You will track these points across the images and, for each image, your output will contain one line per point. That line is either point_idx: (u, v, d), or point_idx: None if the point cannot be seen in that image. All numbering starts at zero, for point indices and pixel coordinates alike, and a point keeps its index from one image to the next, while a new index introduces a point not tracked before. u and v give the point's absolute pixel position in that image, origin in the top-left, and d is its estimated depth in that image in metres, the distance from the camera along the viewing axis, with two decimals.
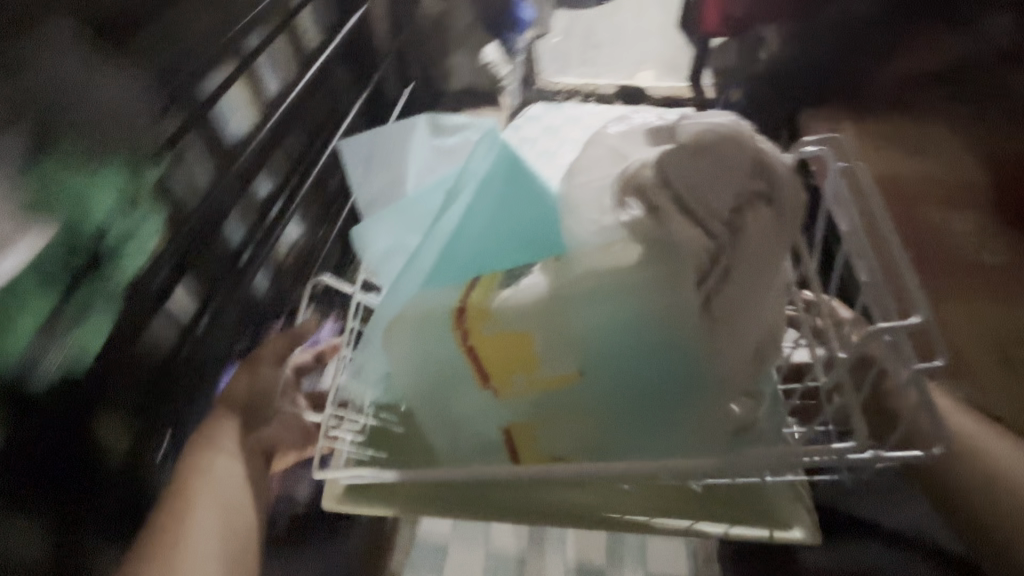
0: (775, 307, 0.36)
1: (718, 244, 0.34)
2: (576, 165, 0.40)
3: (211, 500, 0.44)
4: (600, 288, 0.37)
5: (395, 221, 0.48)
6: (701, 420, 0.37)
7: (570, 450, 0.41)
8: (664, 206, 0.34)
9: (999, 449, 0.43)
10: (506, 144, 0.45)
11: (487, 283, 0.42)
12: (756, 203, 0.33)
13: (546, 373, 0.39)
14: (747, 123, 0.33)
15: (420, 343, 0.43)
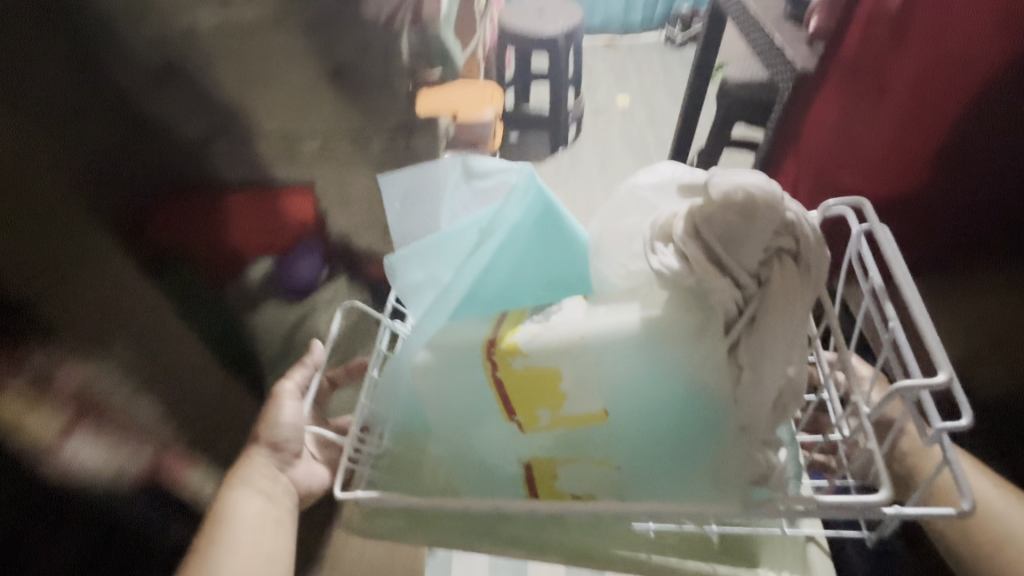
0: (798, 361, 0.37)
1: (746, 294, 0.35)
2: (611, 212, 0.43)
3: (235, 543, 0.41)
4: (628, 332, 0.38)
5: (427, 256, 0.50)
6: (720, 468, 0.38)
7: (591, 488, 0.42)
8: (696, 256, 0.35)
9: (1018, 521, 0.42)
10: (541, 193, 0.47)
11: (519, 318, 0.43)
12: (783, 260, 0.35)
13: (573, 411, 0.40)
14: (775, 183, 0.35)
15: (448, 375, 0.44)
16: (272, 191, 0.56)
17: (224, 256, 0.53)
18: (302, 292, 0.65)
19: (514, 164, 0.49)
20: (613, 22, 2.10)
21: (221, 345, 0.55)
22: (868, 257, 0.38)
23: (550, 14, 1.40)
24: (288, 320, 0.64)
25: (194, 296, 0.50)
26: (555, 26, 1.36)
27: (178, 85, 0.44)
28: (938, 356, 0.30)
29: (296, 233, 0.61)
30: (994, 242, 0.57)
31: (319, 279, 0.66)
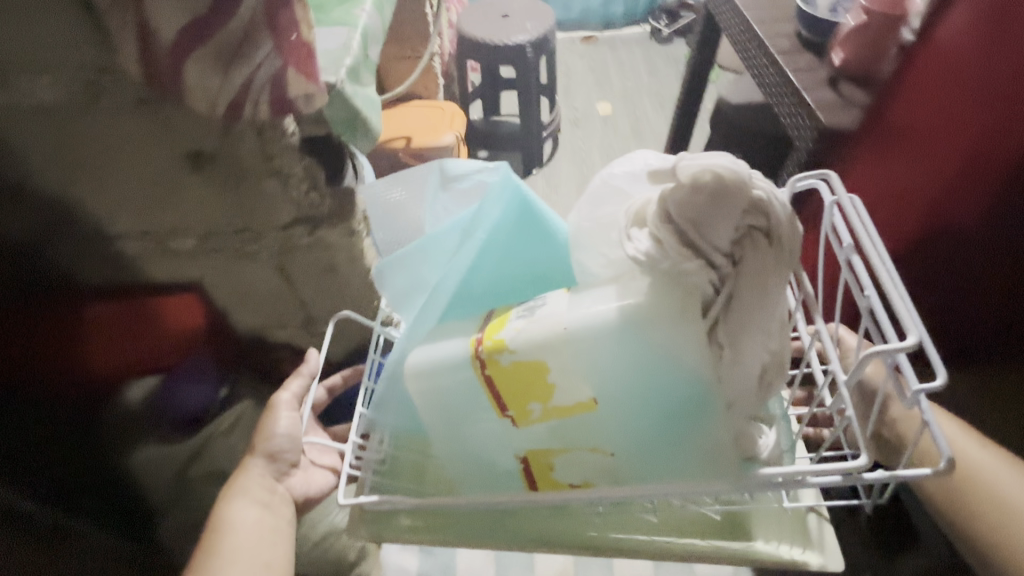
0: (780, 334, 0.37)
1: (721, 274, 0.36)
2: (587, 201, 0.43)
3: (237, 551, 0.41)
4: (609, 320, 0.39)
5: (410, 262, 0.51)
6: (712, 447, 0.39)
7: (586, 476, 0.43)
8: (670, 238, 0.36)
9: (1008, 484, 0.42)
10: (518, 190, 0.47)
11: (505, 314, 0.43)
12: (756, 237, 0.35)
13: (563, 402, 0.41)
14: (743, 162, 0.35)
15: (438, 377, 0.45)
16: (143, 296, 0.66)
17: (100, 369, 0.65)
18: (188, 420, 0.72)
19: (488, 164, 0.50)
20: (592, 19, 2.06)
21: (55, 475, 0.63)
22: (842, 228, 0.38)
23: (516, 20, 1.34)
24: (184, 451, 0.70)
25: (75, 417, 0.64)
26: (522, 36, 1.30)
27: (26, 206, 0.54)
28: (909, 322, 0.30)
29: (178, 343, 0.69)
30: (999, 282, 0.58)
31: (213, 400, 0.74)
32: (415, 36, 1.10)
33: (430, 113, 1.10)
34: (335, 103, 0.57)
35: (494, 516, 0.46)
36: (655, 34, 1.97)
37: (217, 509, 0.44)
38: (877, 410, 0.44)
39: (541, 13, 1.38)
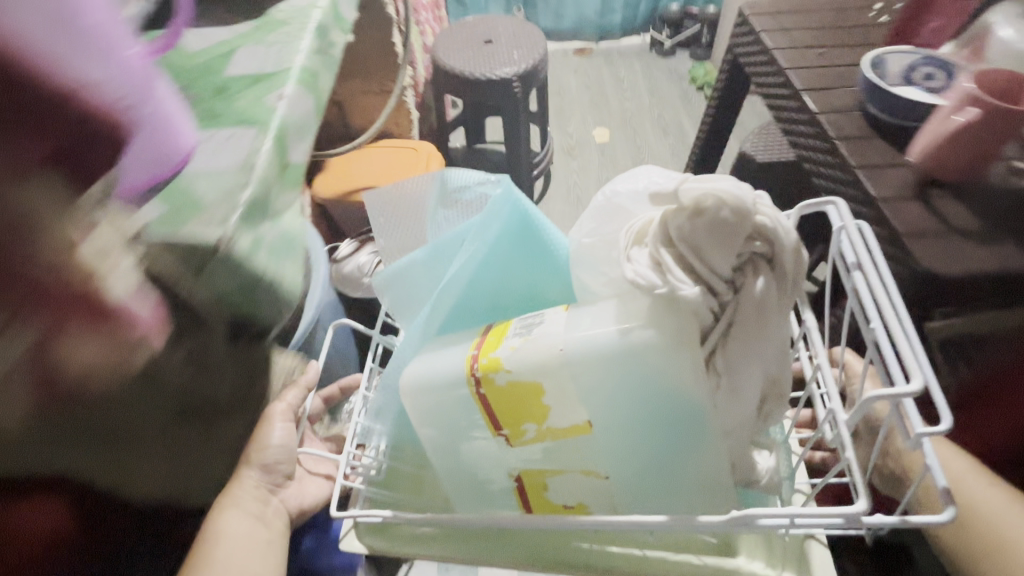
0: (781, 361, 0.36)
1: (721, 300, 0.35)
2: (590, 217, 0.42)
3: (225, 562, 0.41)
4: (607, 343, 0.38)
5: (413, 272, 0.51)
6: (707, 473, 0.38)
7: (580, 498, 0.42)
8: (670, 262, 0.35)
9: (1015, 523, 0.41)
10: (520, 205, 0.46)
11: (503, 331, 0.43)
12: (758, 263, 0.34)
13: (558, 424, 0.40)
14: (748, 186, 0.34)
15: (433, 392, 0.44)
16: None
17: None
18: None
19: (491, 176, 0.49)
20: (587, 29, 2.03)
21: None
22: (848, 256, 0.37)
23: (501, 46, 1.26)
24: None
25: None
26: (509, 68, 1.21)
27: None
28: (914, 363, 0.29)
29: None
30: None
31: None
32: (377, 68, 1.09)
33: (397, 156, 1.08)
34: (219, 276, 0.40)
35: (487, 533, 0.46)
36: (656, 45, 1.97)
37: (208, 518, 0.44)
38: (880, 442, 0.43)
39: (529, 39, 1.28)
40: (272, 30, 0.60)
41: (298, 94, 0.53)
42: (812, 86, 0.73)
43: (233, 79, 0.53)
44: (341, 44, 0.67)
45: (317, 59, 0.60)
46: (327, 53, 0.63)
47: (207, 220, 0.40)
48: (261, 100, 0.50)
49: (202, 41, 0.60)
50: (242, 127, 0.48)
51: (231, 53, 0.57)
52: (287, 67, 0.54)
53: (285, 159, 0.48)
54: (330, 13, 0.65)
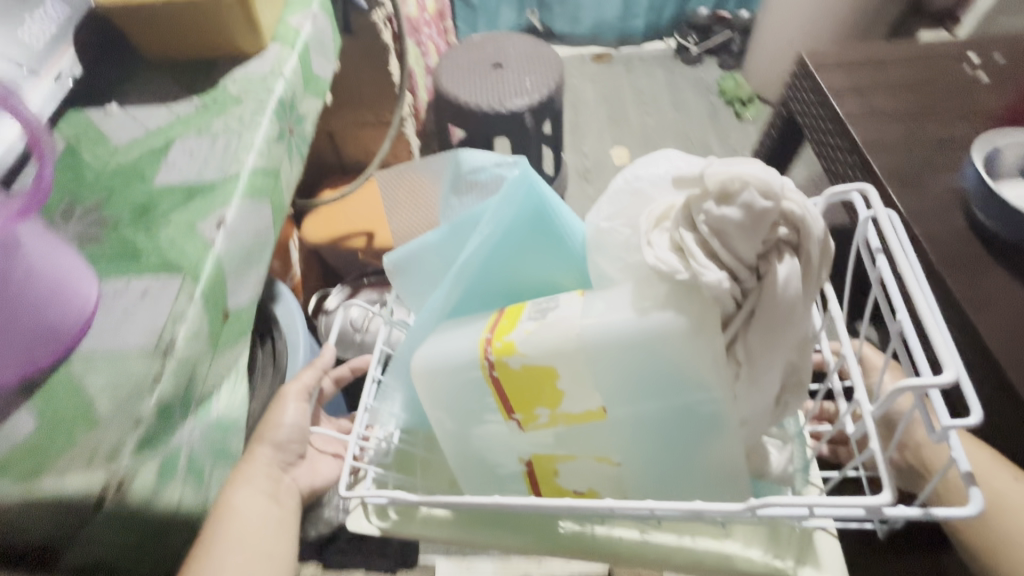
0: (803, 352, 0.36)
1: (745, 286, 0.34)
2: (609, 200, 0.41)
3: (236, 536, 0.41)
4: (625, 329, 0.37)
5: (426, 253, 0.51)
6: (721, 463, 0.38)
7: (592, 484, 0.42)
8: (692, 247, 0.34)
9: None
10: (536, 188, 0.45)
11: (516, 314, 0.42)
12: (784, 249, 0.34)
13: (571, 409, 0.40)
14: (775, 170, 0.34)
15: (444, 373, 0.44)
16: None
17: None
18: None
19: (507, 157, 0.48)
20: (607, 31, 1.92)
21: None
22: (876, 245, 0.36)
23: (511, 73, 1.18)
24: None
25: None
26: (520, 99, 1.13)
27: None
28: (945, 354, 0.29)
29: None
30: None
31: None
32: (368, 97, 1.02)
33: None
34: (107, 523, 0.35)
35: (497, 516, 0.45)
36: (683, 49, 1.86)
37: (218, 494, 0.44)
38: (903, 437, 0.43)
39: (541, 66, 1.19)
40: (219, 112, 0.54)
41: (244, 212, 0.48)
42: (863, 115, 0.76)
43: (161, 192, 0.48)
44: (310, 131, 0.63)
45: (279, 158, 0.55)
46: (295, 136, 0.59)
47: (99, 439, 0.35)
48: (197, 223, 0.45)
49: (126, 131, 0.54)
50: (162, 274, 0.42)
51: (164, 147, 0.51)
52: (235, 174, 0.49)
53: (221, 310, 0.44)
54: (297, 82, 0.60)
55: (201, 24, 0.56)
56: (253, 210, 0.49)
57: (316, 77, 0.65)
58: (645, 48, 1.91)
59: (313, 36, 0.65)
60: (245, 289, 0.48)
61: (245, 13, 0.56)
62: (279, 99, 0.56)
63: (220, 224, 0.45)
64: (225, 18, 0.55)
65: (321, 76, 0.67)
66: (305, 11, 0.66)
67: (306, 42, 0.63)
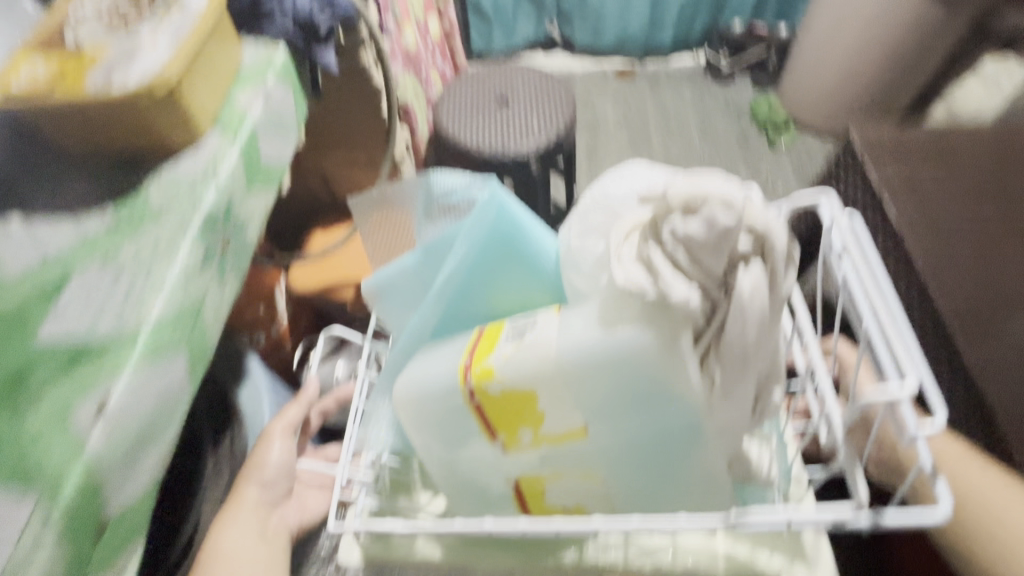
0: (775, 360, 0.36)
1: (713, 300, 0.34)
2: (579, 218, 0.42)
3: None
4: (601, 348, 0.38)
5: (404, 278, 0.51)
6: (706, 472, 0.38)
7: (579, 502, 0.42)
8: (660, 265, 0.34)
9: (1016, 511, 0.41)
10: (507, 210, 0.45)
11: (495, 336, 0.42)
12: (750, 262, 0.34)
13: (553, 430, 0.40)
14: (736, 186, 0.34)
15: (426, 400, 0.44)
16: None
17: None
18: None
19: (477, 179, 0.48)
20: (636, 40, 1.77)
21: None
22: (840, 250, 0.37)
23: (519, 110, 1.10)
24: None
25: None
26: (528, 140, 1.04)
27: None
28: (909, 364, 0.29)
29: None
30: None
31: None
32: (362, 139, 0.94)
33: None
34: None
35: (489, 540, 0.46)
36: (712, 69, 1.75)
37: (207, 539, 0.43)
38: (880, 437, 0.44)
39: (552, 103, 1.11)
40: (134, 232, 0.48)
41: (137, 385, 0.41)
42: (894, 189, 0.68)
43: (38, 353, 0.41)
44: (254, 237, 0.58)
45: (198, 292, 0.48)
46: (230, 249, 0.53)
47: None
48: (73, 407, 0.39)
49: (20, 257, 0.46)
50: (12, 489, 0.36)
51: (62, 284, 0.45)
52: (134, 334, 0.42)
53: (95, 520, 0.39)
54: (233, 185, 0.53)
55: (127, 124, 0.49)
56: (155, 372, 0.43)
57: (265, 167, 0.59)
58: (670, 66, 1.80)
59: (265, 119, 0.59)
60: (144, 469, 0.43)
61: (177, 111, 0.50)
62: (206, 215, 0.49)
63: (99, 413, 0.39)
64: (151, 118, 0.49)
65: (276, 163, 0.62)
66: (247, 92, 0.59)
67: (252, 129, 0.57)
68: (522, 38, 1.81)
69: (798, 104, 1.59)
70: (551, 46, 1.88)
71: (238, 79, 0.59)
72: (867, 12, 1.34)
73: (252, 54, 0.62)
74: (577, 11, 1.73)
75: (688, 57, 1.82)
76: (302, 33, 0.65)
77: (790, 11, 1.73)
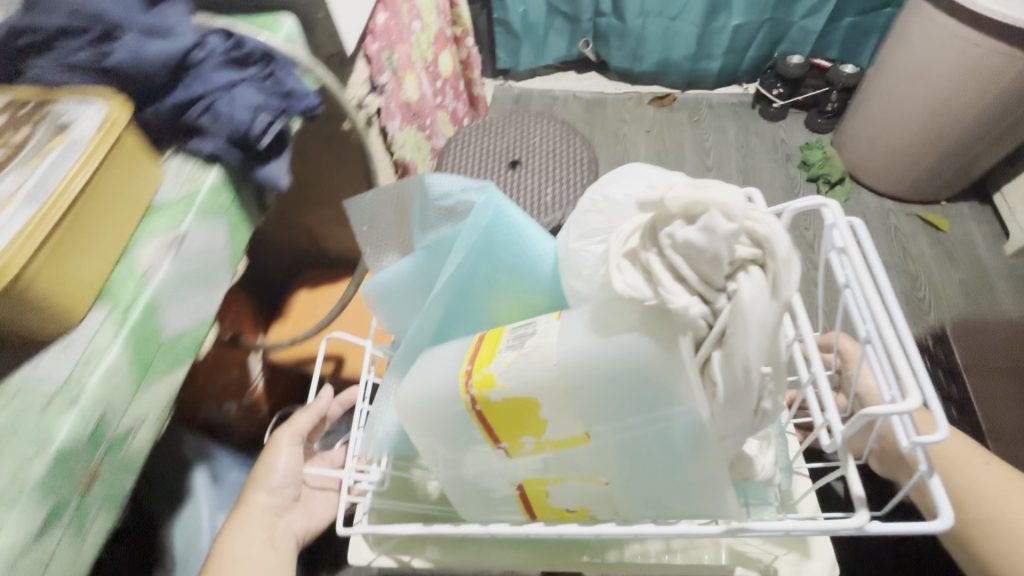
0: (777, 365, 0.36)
1: (712, 307, 0.34)
2: (577, 223, 0.41)
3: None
4: (601, 358, 0.37)
5: (403, 280, 0.51)
6: (705, 478, 0.38)
7: (579, 503, 0.43)
8: (660, 274, 0.34)
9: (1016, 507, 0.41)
10: (506, 213, 0.45)
11: (495, 343, 0.42)
12: (751, 268, 0.34)
13: (555, 436, 0.40)
14: (738, 194, 0.33)
15: (429, 406, 0.44)
16: None
17: None
18: None
19: (473, 183, 0.47)
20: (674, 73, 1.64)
21: None
22: (841, 253, 0.36)
23: (534, 177, 0.90)
24: None
25: None
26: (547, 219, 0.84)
27: None
28: (907, 376, 0.29)
29: None
30: None
31: None
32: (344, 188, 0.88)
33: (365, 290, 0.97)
34: None
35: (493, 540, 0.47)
36: (763, 108, 1.58)
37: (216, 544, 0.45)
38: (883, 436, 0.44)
39: (571, 168, 0.91)
40: None
41: None
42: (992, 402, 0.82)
43: None
44: (149, 437, 0.44)
45: (37, 567, 0.36)
46: (102, 477, 0.40)
47: None
48: None
49: None
50: None
51: None
52: None
53: None
54: (110, 395, 0.40)
55: None
56: None
57: (169, 341, 0.45)
58: (716, 91, 1.66)
59: (178, 275, 0.45)
60: None
61: (29, 302, 0.37)
62: (57, 453, 0.36)
63: None
64: None
65: (194, 324, 0.48)
66: (154, 240, 0.45)
67: (156, 298, 0.44)
68: (553, 58, 1.69)
69: (855, 158, 1.43)
70: (584, 67, 1.75)
71: (150, 214, 0.47)
72: (923, 71, 1.18)
73: (174, 176, 0.49)
74: (616, 31, 1.58)
75: (736, 86, 1.67)
76: (237, 150, 0.49)
77: (854, 53, 1.54)
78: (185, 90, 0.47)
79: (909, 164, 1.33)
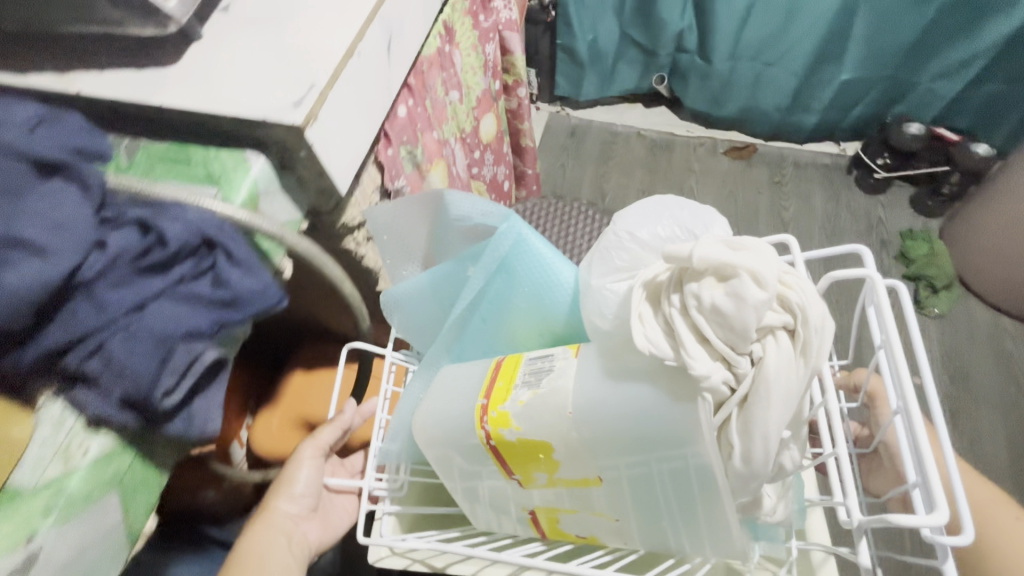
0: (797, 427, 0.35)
1: (735, 370, 0.32)
2: (601, 257, 0.40)
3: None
4: (617, 410, 0.37)
5: (421, 294, 0.50)
6: (714, 527, 0.39)
7: (589, 532, 0.44)
8: (683, 335, 0.33)
9: None
10: (527, 241, 0.44)
11: (511, 375, 0.42)
12: (778, 333, 0.32)
13: (568, 476, 0.41)
14: (772, 258, 0.32)
15: (445, 430, 0.45)
16: None
17: None
18: None
19: (495, 207, 0.46)
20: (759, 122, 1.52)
21: None
22: (877, 315, 0.35)
23: None
24: None
25: None
26: None
27: None
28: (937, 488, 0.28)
29: None
30: None
31: None
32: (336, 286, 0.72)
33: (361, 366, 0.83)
34: None
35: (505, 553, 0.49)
36: (865, 181, 1.45)
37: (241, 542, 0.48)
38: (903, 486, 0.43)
39: None
40: None
41: None
42: None
43: None
44: None
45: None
46: None
47: None
48: None
49: None
50: None
51: None
52: None
53: None
54: None
55: None
56: None
57: None
58: (806, 147, 1.54)
59: None
60: None
61: None
62: None
63: None
64: None
65: None
66: None
67: None
68: (618, 90, 1.59)
69: (967, 261, 1.30)
70: (653, 101, 1.64)
71: None
72: None
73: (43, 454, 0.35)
74: (699, 70, 1.48)
75: (832, 145, 1.54)
76: (135, 412, 0.38)
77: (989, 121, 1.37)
78: (62, 331, 0.34)
79: (1020, 285, 1.22)
